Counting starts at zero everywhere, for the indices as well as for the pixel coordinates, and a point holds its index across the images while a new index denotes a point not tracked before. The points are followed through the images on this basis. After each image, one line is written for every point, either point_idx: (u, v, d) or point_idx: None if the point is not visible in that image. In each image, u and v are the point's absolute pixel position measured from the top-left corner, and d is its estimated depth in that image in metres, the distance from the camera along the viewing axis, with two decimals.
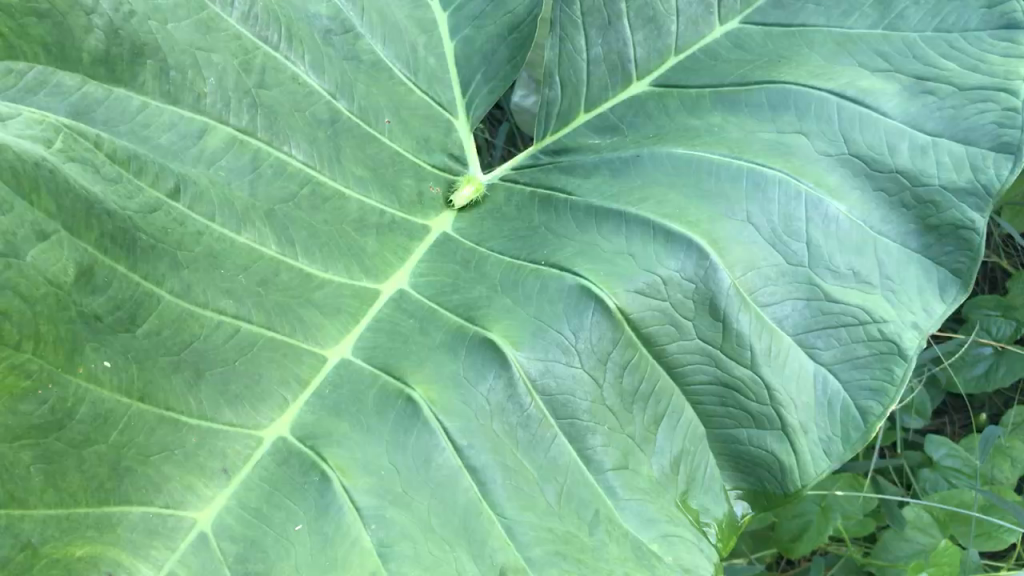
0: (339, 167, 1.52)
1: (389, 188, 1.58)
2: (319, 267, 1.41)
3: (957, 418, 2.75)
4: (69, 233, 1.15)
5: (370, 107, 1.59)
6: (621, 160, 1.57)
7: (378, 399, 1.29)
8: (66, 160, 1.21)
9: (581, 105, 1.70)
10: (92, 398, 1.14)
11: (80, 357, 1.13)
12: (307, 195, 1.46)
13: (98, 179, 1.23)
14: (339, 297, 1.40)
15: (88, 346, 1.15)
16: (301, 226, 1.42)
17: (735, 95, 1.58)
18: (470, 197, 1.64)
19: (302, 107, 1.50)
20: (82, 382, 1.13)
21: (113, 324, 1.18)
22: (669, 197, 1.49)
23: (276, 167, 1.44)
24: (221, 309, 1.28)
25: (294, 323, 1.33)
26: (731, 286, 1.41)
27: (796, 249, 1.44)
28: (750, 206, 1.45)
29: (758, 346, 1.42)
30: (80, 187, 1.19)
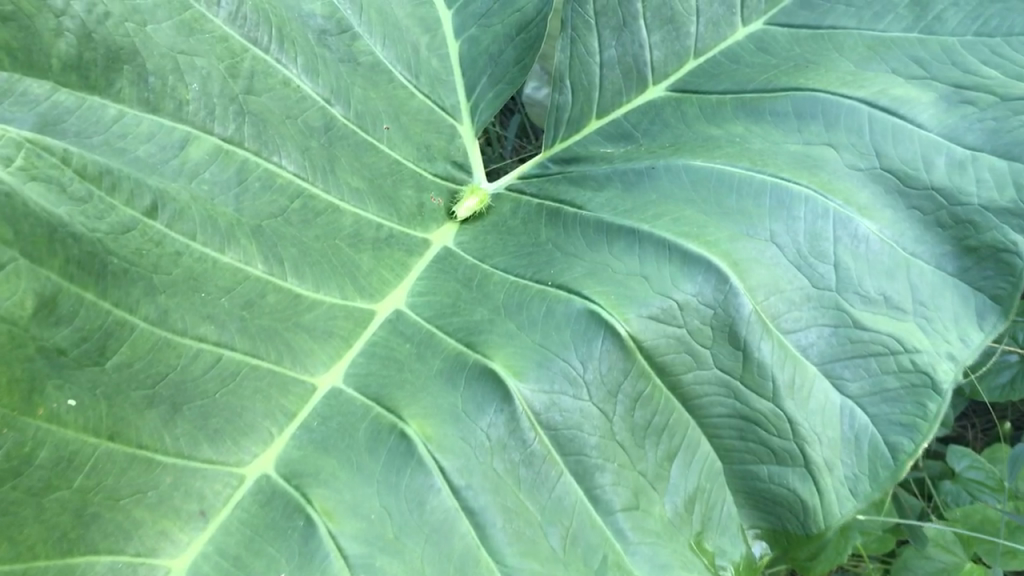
0: (333, 178, 1.42)
1: (387, 200, 1.48)
2: (310, 287, 1.32)
3: (979, 422, 2.66)
4: (28, 262, 1.05)
5: (367, 112, 1.49)
6: (635, 172, 1.46)
7: (370, 434, 1.20)
8: (27, 179, 1.10)
9: (594, 110, 1.60)
10: (54, 441, 1.04)
11: (41, 397, 1.04)
12: (297, 209, 1.37)
13: (64, 200, 1.12)
14: (331, 320, 1.32)
15: (50, 382, 1.05)
16: (290, 243, 1.33)
17: (758, 102, 1.48)
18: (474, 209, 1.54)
19: (294, 114, 1.41)
20: (42, 424, 1.04)
21: (79, 357, 1.08)
22: (687, 214, 1.39)
23: (264, 179, 1.34)
24: (200, 336, 1.18)
25: (280, 349, 1.24)
26: (752, 313, 1.31)
27: (824, 272, 1.35)
28: (774, 224, 1.37)
29: (781, 377, 1.32)
30: (41, 210, 1.09)
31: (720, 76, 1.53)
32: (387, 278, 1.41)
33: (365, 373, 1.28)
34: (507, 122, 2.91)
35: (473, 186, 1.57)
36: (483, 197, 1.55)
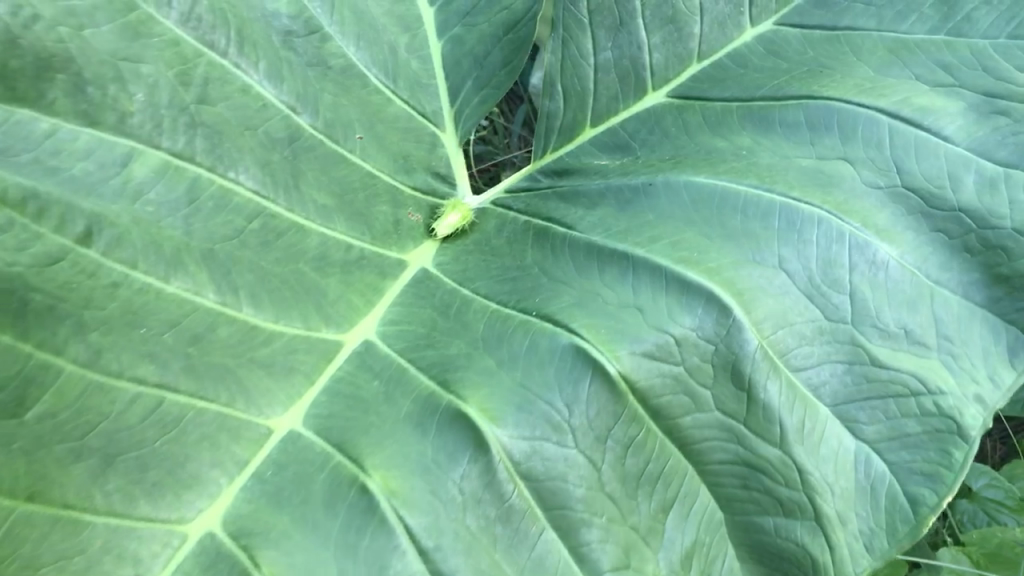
0: (297, 194, 1.29)
1: (358, 217, 1.35)
2: (269, 316, 1.20)
3: (996, 429, 2.53)
4: None
5: (338, 121, 1.36)
6: (630, 189, 1.33)
7: (328, 488, 1.08)
8: None
9: (587, 119, 1.46)
10: None
11: None
12: (255, 231, 1.24)
13: None
14: (292, 354, 1.19)
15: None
16: (245, 268, 1.20)
17: (767, 110, 1.35)
18: (457, 226, 1.41)
19: (253, 124, 1.28)
20: None
21: None
22: (687, 237, 1.25)
23: (218, 198, 1.22)
24: (140, 378, 1.06)
25: (231, 387, 1.12)
26: (757, 349, 1.19)
27: (839, 303, 1.23)
28: (783, 249, 1.24)
29: (790, 421, 1.20)
30: None
31: (726, 81, 1.40)
32: (357, 305, 1.28)
33: (327, 415, 1.16)
34: (515, 108, 2.77)
35: (453, 202, 1.44)
36: (466, 213, 1.43)
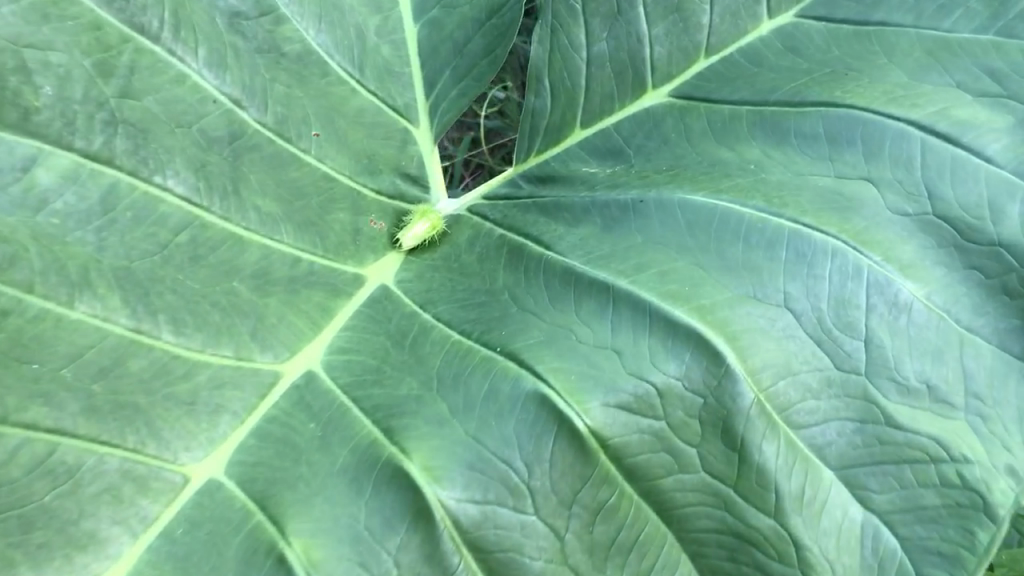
0: (237, 201, 1.13)
1: (311, 226, 1.19)
2: (195, 343, 1.06)
3: None
4: None
5: (290, 116, 1.20)
6: (618, 206, 1.16)
7: (242, 556, 0.93)
8: None
9: (576, 119, 1.29)
10: None
11: None
12: (183, 246, 1.09)
13: None
14: (219, 389, 1.05)
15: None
16: (168, 289, 1.06)
17: (780, 117, 1.18)
18: (425, 236, 1.24)
19: (187, 120, 1.12)
20: None
21: None
22: (679, 266, 1.08)
23: (140, 207, 1.07)
24: (30, 422, 0.92)
25: (139, 429, 0.98)
26: (753, 404, 1.02)
27: (852, 350, 1.06)
28: (790, 284, 1.07)
29: (787, 488, 1.03)
30: None
31: (735, 81, 1.23)
32: (300, 330, 1.13)
33: (255, 463, 1.01)
34: None
35: (422, 208, 1.27)
36: (436, 219, 1.26)
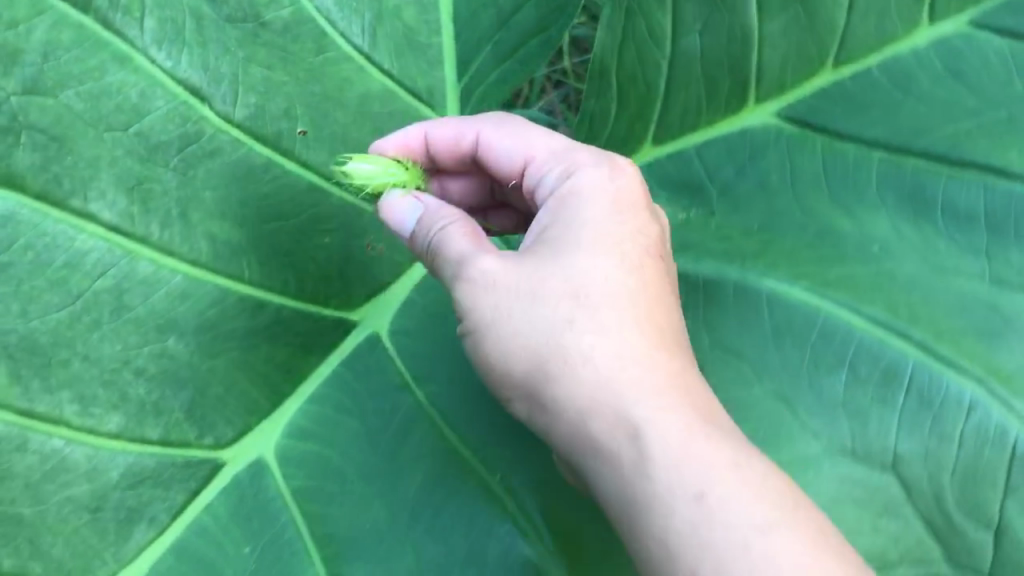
0: (184, 228, 0.87)
1: (282, 256, 0.92)
2: (109, 427, 0.82)
3: None
4: None
5: (269, 108, 0.91)
6: (686, 286, 0.86)
7: None
8: None
9: (648, 133, 0.97)
10: None
11: None
12: (103, 296, 0.83)
13: None
14: (134, 488, 0.82)
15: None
16: (75, 356, 0.81)
17: (925, 178, 0.84)
18: (384, 176, 0.87)
19: (123, 118, 0.84)
20: None
21: None
22: (753, 390, 0.81)
23: (48, 244, 0.80)
24: None
25: (19, 548, 0.77)
26: None
27: (974, 548, 0.75)
28: (905, 442, 0.77)
29: None
30: None
31: (870, 109, 0.87)
32: (255, 403, 0.89)
33: None
34: None
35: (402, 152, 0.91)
36: (410, 175, 0.90)
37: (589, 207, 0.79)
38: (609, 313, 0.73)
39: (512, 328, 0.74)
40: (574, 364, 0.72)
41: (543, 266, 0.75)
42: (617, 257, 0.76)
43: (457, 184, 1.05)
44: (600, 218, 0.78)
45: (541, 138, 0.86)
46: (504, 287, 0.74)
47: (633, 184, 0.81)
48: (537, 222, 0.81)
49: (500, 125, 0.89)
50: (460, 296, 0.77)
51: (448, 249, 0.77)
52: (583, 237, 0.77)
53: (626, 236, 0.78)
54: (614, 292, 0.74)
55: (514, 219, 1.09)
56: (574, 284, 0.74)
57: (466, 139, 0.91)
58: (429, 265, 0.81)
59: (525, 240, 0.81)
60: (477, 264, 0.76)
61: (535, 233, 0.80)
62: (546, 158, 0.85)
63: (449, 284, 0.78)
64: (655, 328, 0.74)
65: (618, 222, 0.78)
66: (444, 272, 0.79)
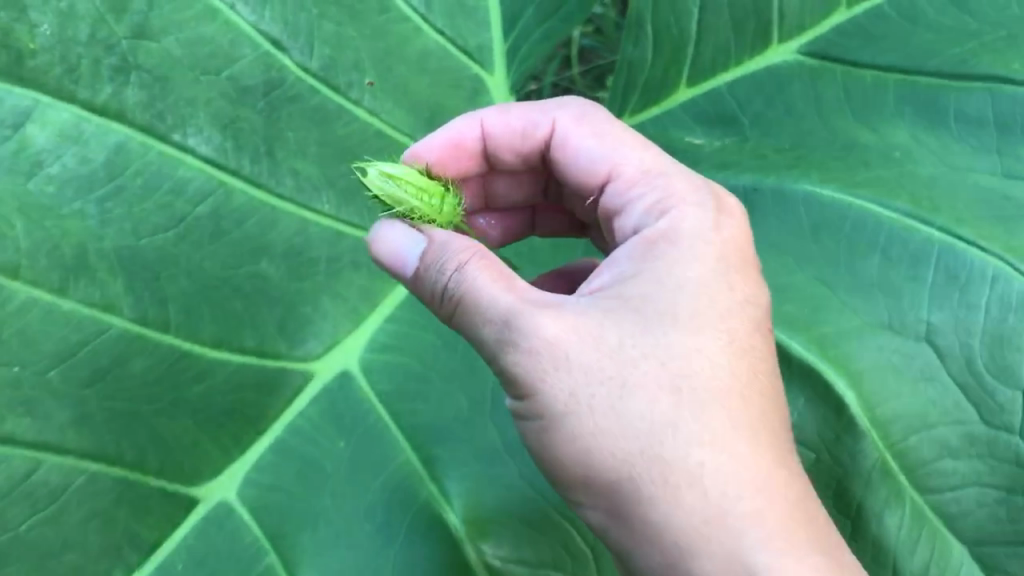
0: (271, 164, 0.96)
1: (356, 193, 1.01)
2: (214, 337, 0.90)
3: None
4: None
5: (340, 61, 1.01)
6: (725, 192, 0.94)
7: None
8: None
9: (683, 75, 1.05)
10: None
11: None
12: (202, 220, 0.91)
13: None
14: (236, 392, 0.90)
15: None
16: (181, 273, 0.89)
17: (937, 93, 0.94)
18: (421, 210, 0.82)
19: (215, 65, 0.94)
20: None
21: None
22: (796, 278, 0.89)
23: (156, 173, 0.90)
24: (8, 435, 0.79)
25: (139, 441, 0.84)
26: (875, 463, 0.84)
27: (1005, 402, 0.83)
28: (936, 313, 0.85)
29: (911, 565, 0.84)
30: None
31: (883, 40, 0.97)
32: (339, 322, 0.97)
33: (269, 486, 0.88)
34: None
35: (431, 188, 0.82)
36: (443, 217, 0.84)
37: (688, 279, 0.76)
38: (704, 405, 0.72)
39: (595, 420, 0.71)
40: (674, 471, 0.70)
41: (628, 343, 0.72)
42: (702, 374, 0.73)
43: (501, 184, 1.05)
44: (698, 277, 0.76)
45: (620, 138, 0.87)
46: (584, 371, 0.71)
47: (732, 224, 0.81)
48: (616, 266, 0.78)
49: (570, 119, 0.89)
50: (531, 375, 0.72)
51: (489, 296, 0.72)
52: (674, 318, 0.74)
53: (724, 293, 0.77)
54: (705, 391, 0.72)
55: (563, 221, 1.10)
56: (670, 376, 0.72)
57: (529, 131, 0.92)
58: (455, 305, 0.75)
59: (597, 277, 0.79)
60: (548, 336, 0.71)
61: (615, 279, 0.77)
62: (624, 154, 0.86)
63: (494, 343, 0.73)
64: (748, 387, 0.75)
65: (720, 288, 0.77)
66: (483, 331, 0.73)
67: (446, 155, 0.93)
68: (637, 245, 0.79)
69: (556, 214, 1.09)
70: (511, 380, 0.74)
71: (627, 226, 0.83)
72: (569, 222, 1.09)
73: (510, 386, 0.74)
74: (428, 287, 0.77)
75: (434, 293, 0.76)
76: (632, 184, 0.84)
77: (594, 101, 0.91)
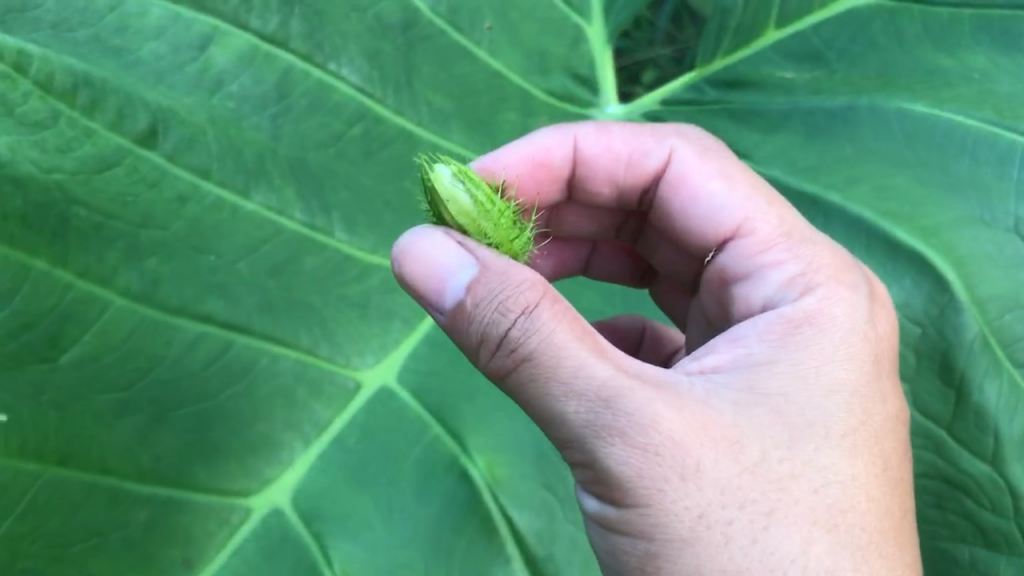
0: (410, 94, 1.07)
1: (480, 126, 1.10)
2: (368, 246, 0.99)
3: None
4: None
5: (465, 7, 1.13)
6: (825, 113, 1.05)
7: (421, 469, 0.90)
8: None
9: (771, 20, 1.15)
10: None
11: None
12: (355, 140, 1.02)
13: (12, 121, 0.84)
14: (390, 295, 0.98)
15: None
16: (341, 183, 0.99)
17: (1011, 22, 1.05)
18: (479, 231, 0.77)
19: (362, 4, 1.08)
20: None
21: (17, 352, 0.78)
22: (895, 180, 0.99)
23: (315, 96, 1.01)
24: (206, 316, 0.87)
25: (312, 330, 0.92)
26: (976, 336, 0.93)
27: None
28: (1022, 206, 0.95)
29: (1010, 432, 0.92)
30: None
31: None
32: None
33: (429, 372, 0.96)
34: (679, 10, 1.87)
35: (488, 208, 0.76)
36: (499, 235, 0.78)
37: (827, 367, 0.77)
38: (827, 525, 0.72)
39: (726, 544, 0.69)
40: None
41: (762, 453, 0.71)
42: (826, 488, 0.72)
43: (577, 218, 1.09)
44: (847, 381, 0.78)
45: (746, 194, 0.91)
46: (698, 470, 0.68)
47: (880, 331, 0.83)
48: (749, 345, 0.78)
49: (690, 156, 0.95)
50: (637, 471, 0.68)
51: (592, 373, 0.67)
52: (810, 431, 0.74)
53: (864, 408, 0.78)
54: (831, 510, 0.72)
55: (621, 267, 1.13)
56: (794, 490, 0.71)
57: (632, 158, 0.97)
58: (520, 364, 0.68)
59: (727, 353, 0.78)
60: (674, 433, 0.68)
61: (745, 361, 0.77)
62: (755, 215, 0.90)
63: (584, 423, 0.68)
64: (876, 515, 0.76)
65: (865, 395, 0.79)
66: (568, 407, 0.68)
67: (529, 170, 0.97)
68: (781, 318, 0.80)
69: (618, 257, 1.13)
70: (595, 459, 0.69)
71: (764, 289, 0.86)
72: (630, 270, 1.13)
73: (590, 463, 0.70)
74: (481, 317, 0.69)
75: (484, 329, 0.69)
76: (768, 249, 0.88)
77: (718, 142, 0.97)
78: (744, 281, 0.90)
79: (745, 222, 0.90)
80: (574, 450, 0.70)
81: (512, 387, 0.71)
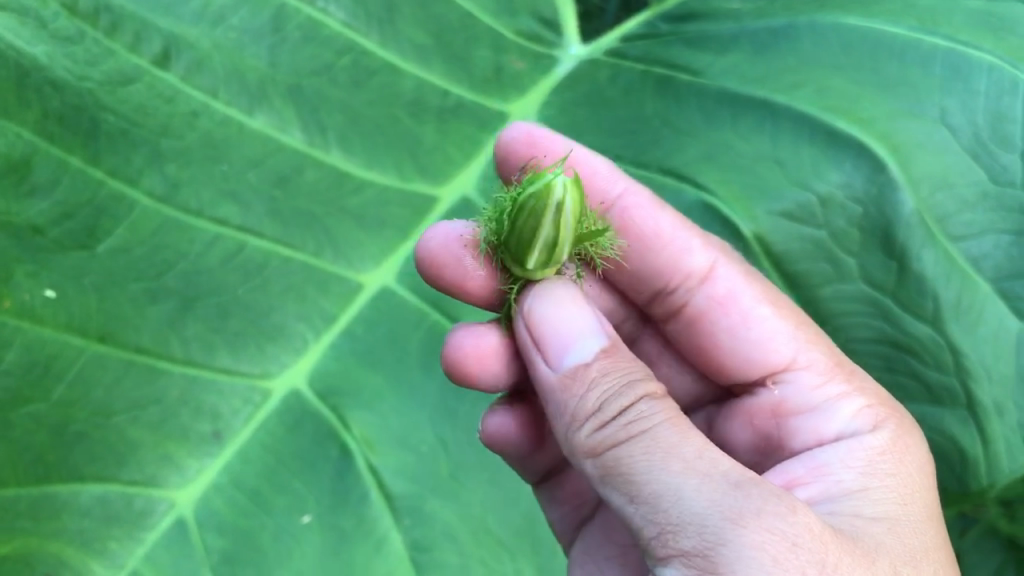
0: (391, 31, 1.12)
1: (457, 62, 1.15)
2: (360, 161, 1.05)
3: None
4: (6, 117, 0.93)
5: None
6: (769, 31, 1.16)
7: (425, 351, 0.99)
8: None
9: None
10: (27, 339, 0.89)
11: (10, 287, 0.90)
12: (345, 67, 1.09)
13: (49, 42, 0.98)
14: (385, 207, 1.03)
15: (21, 270, 0.91)
16: (335, 108, 1.06)
17: None
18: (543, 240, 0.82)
19: None
20: (11, 318, 0.89)
21: (62, 240, 0.93)
22: (834, 83, 1.11)
23: (307, 29, 1.09)
24: (221, 219, 0.97)
25: (317, 236, 1.00)
26: (913, 212, 1.04)
27: (1007, 164, 1.04)
28: (946, 99, 1.06)
29: (946, 296, 1.04)
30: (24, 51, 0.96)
31: None
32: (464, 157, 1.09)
33: None
34: None
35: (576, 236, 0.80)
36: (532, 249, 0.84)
37: (901, 503, 0.85)
38: None
39: None
40: None
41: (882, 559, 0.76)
42: None
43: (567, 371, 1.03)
44: (920, 510, 0.86)
45: (797, 328, 0.98)
46: (817, 550, 0.70)
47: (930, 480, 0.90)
48: (838, 473, 0.87)
49: (735, 272, 0.99)
50: (773, 552, 0.67)
51: (723, 465, 0.72)
52: (914, 556, 0.80)
53: (937, 539, 0.85)
54: None
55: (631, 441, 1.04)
56: None
57: (671, 245, 1.00)
58: (635, 446, 0.74)
59: (819, 485, 0.87)
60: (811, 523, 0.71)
61: (840, 491, 0.85)
62: (805, 351, 0.97)
63: (712, 507, 0.69)
64: None
65: (930, 524, 0.86)
66: (690, 491, 0.70)
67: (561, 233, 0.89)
68: (862, 453, 0.89)
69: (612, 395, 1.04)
70: (714, 539, 0.68)
71: (831, 421, 0.94)
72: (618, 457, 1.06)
73: (709, 544, 0.68)
74: (595, 393, 0.79)
75: (601, 400, 0.78)
76: (828, 380, 0.96)
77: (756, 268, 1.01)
78: (808, 415, 0.96)
79: (794, 362, 0.98)
80: (688, 531, 0.69)
81: (613, 470, 0.74)
